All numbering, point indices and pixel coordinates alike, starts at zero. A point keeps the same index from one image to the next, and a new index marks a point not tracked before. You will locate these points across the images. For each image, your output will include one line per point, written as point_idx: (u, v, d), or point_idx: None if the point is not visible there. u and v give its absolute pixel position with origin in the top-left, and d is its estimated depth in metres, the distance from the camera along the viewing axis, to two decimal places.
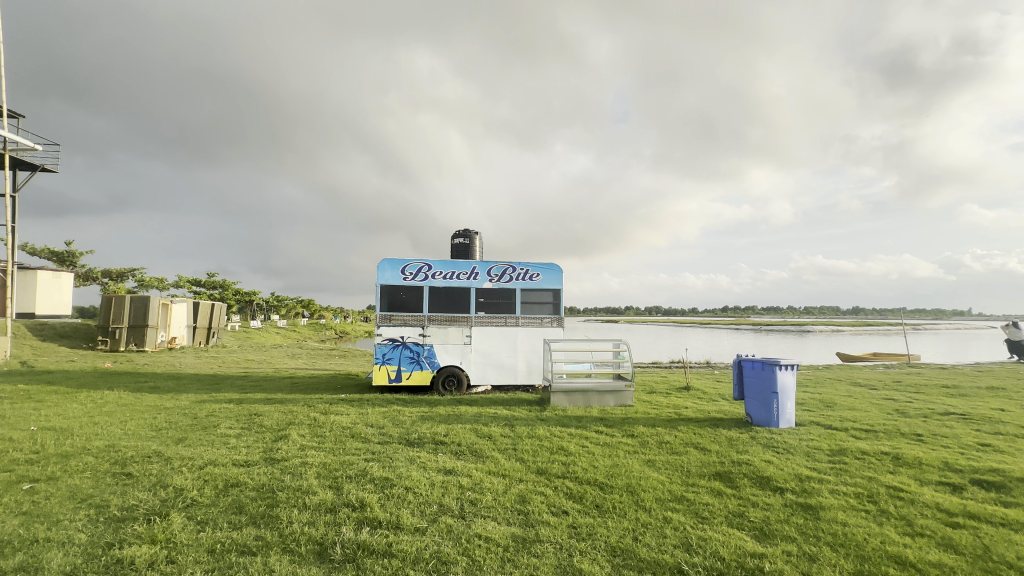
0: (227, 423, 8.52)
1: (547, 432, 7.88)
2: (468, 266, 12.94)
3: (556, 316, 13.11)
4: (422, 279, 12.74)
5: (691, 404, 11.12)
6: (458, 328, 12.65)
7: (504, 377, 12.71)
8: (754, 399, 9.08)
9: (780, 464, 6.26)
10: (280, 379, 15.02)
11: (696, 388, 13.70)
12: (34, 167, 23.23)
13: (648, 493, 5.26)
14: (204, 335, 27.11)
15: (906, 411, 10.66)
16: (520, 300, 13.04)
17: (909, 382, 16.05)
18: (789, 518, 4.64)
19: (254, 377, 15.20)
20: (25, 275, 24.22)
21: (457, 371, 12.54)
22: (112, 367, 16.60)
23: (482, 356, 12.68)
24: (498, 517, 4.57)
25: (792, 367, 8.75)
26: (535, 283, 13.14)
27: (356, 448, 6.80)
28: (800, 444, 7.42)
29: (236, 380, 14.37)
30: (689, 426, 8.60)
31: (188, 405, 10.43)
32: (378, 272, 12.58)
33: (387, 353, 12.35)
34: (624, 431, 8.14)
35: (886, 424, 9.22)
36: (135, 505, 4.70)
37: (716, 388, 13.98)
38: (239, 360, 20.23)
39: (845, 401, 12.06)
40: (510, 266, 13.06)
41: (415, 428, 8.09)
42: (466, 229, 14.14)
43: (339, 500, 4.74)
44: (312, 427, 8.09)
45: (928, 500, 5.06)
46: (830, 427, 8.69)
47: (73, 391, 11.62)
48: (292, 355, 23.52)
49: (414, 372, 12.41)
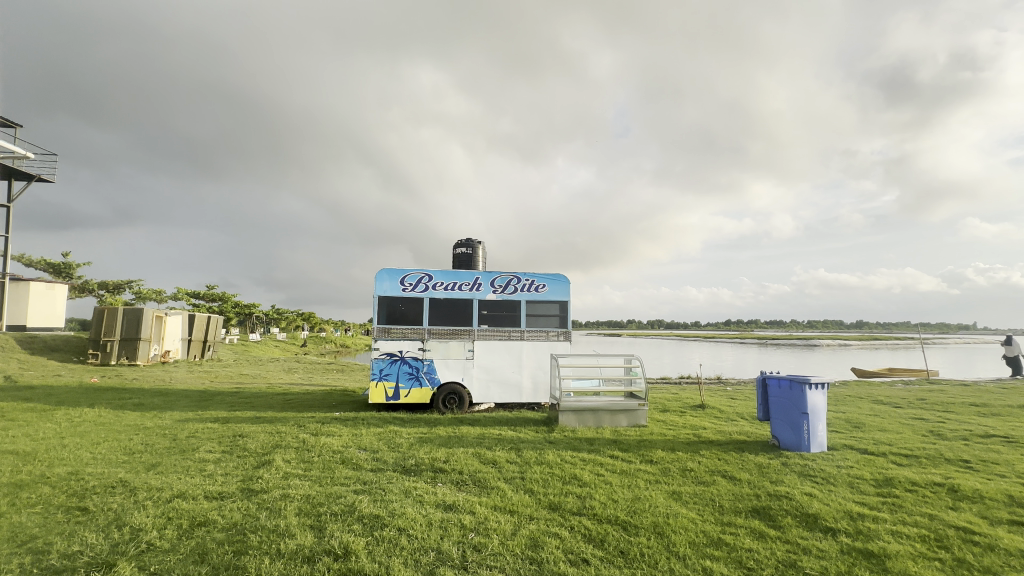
0: (208, 446, 7.81)
1: (557, 458, 7.16)
2: (471, 276, 12.31)
3: (563, 330, 12.43)
4: (422, 290, 12.10)
5: (709, 424, 10.36)
6: (459, 343, 11.98)
7: (508, 395, 11.99)
8: (782, 421, 8.34)
9: (824, 499, 5.53)
10: (273, 395, 14.29)
11: (711, 406, 12.93)
12: (30, 176, 22.87)
13: (680, 536, 4.54)
14: (199, 348, 26.42)
15: (943, 433, 9.87)
16: (526, 312, 12.38)
17: (934, 400, 15.23)
18: (852, 570, 3.91)
19: (246, 393, 14.47)
20: (17, 287, 23.67)
21: (458, 389, 11.83)
22: (99, 382, 15.90)
23: (486, 372, 11.99)
24: (506, 569, 3.84)
25: (822, 386, 8.04)
26: (541, 294, 12.49)
27: (345, 477, 6.08)
28: (839, 472, 6.67)
29: (226, 396, 13.66)
30: (713, 451, 7.87)
31: (170, 425, 9.72)
32: (376, 283, 11.95)
33: (384, 369, 11.65)
34: (642, 457, 7.41)
35: (926, 448, 8.45)
36: (80, 552, 4.00)
37: (732, 406, 13.21)
38: (232, 375, 19.48)
39: (874, 421, 11.26)
40: (515, 276, 12.43)
41: (412, 452, 7.36)
42: (469, 238, 13.54)
43: (319, 547, 4.03)
44: (299, 452, 7.37)
45: (1010, 546, 4.32)
46: (866, 453, 7.94)
47: (50, 408, 10.91)
48: (288, 369, 22.80)
49: (413, 390, 11.70)
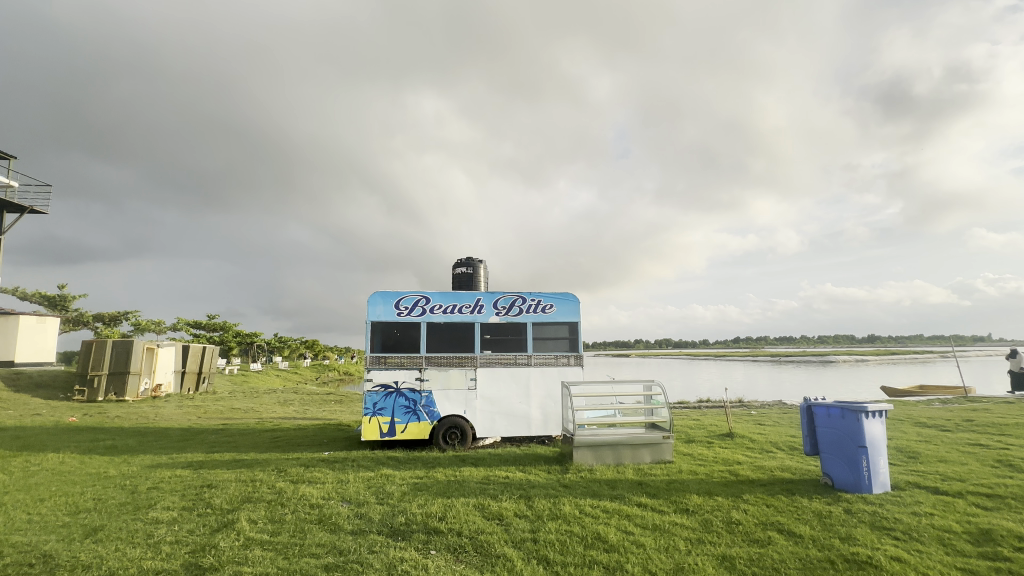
0: (167, 501, 6.72)
1: (575, 510, 6.01)
2: (472, 297, 11.33)
3: (574, 353, 11.36)
4: (419, 313, 11.11)
5: (744, 458, 9.14)
6: (461, 371, 10.93)
7: (515, 428, 10.84)
8: (835, 455, 7.17)
9: (920, 567, 4.34)
10: (260, 432, 13.18)
11: (739, 435, 11.71)
12: (22, 207, 22.37)
13: None
14: (193, 380, 25.41)
15: (1013, 463, 8.61)
16: (533, 335, 11.34)
17: (981, 421, 13.90)
18: None
19: (232, 430, 13.37)
20: (6, 321, 22.93)
21: (460, 422, 10.70)
22: (78, 421, 14.84)
23: (490, 403, 10.88)
24: None
25: (880, 414, 6.92)
26: (548, 315, 11.47)
27: (316, 546, 4.96)
28: (921, 523, 5.46)
29: (209, 435, 12.56)
30: (758, 494, 6.68)
31: (135, 473, 8.62)
32: (369, 307, 10.97)
33: (378, 403, 10.58)
34: (675, 505, 6.25)
35: (1006, 484, 7.21)
36: None
37: (763, 434, 11.95)
38: (223, 409, 18.40)
39: (927, 449, 10.01)
40: (519, 296, 11.45)
41: (403, 505, 6.23)
42: (469, 257, 12.63)
43: None
44: (271, 508, 6.26)
45: None
46: (939, 492, 6.73)
47: (9, 454, 9.87)
48: (283, 401, 21.67)
49: (411, 425, 10.59)
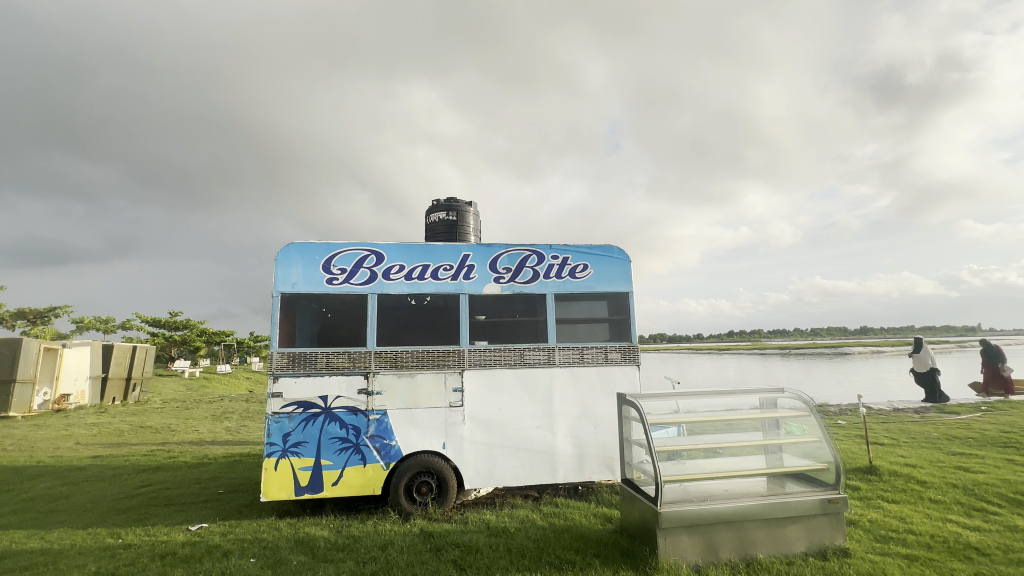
0: None
1: None
2: (453, 252, 6.85)
3: (621, 346, 6.91)
4: (364, 279, 6.60)
5: (982, 543, 4.71)
6: (436, 377, 6.45)
7: (529, 473, 6.39)
8: None
9: None
10: (131, 474, 8.53)
11: (886, 469, 7.34)
12: None
13: None
14: (120, 388, 20.64)
15: None
16: (556, 317, 6.92)
17: None
18: None
19: (89, 472, 8.68)
20: None
21: (436, 466, 6.22)
22: None
23: (488, 430, 6.40)
24: None
25: None
26: (579, 283, 7.02)
27: None
28: None
29: (40, 484, 7.87)
30: None
31: None
32: (278, 270, 6.40)
33: (293, 435, 6.05)
34: None
35: None
36: None
37: (917, 467, 7.58)
38: (126, 429, 13.71)
39: None
40: (533, 252, 6.99)
41: None
42: (450, 199, 8.14)
43: None
44: None
45: None
46: None
47: None
48: (221, 414, 16.99)
49: (348, 471, 6.08)
